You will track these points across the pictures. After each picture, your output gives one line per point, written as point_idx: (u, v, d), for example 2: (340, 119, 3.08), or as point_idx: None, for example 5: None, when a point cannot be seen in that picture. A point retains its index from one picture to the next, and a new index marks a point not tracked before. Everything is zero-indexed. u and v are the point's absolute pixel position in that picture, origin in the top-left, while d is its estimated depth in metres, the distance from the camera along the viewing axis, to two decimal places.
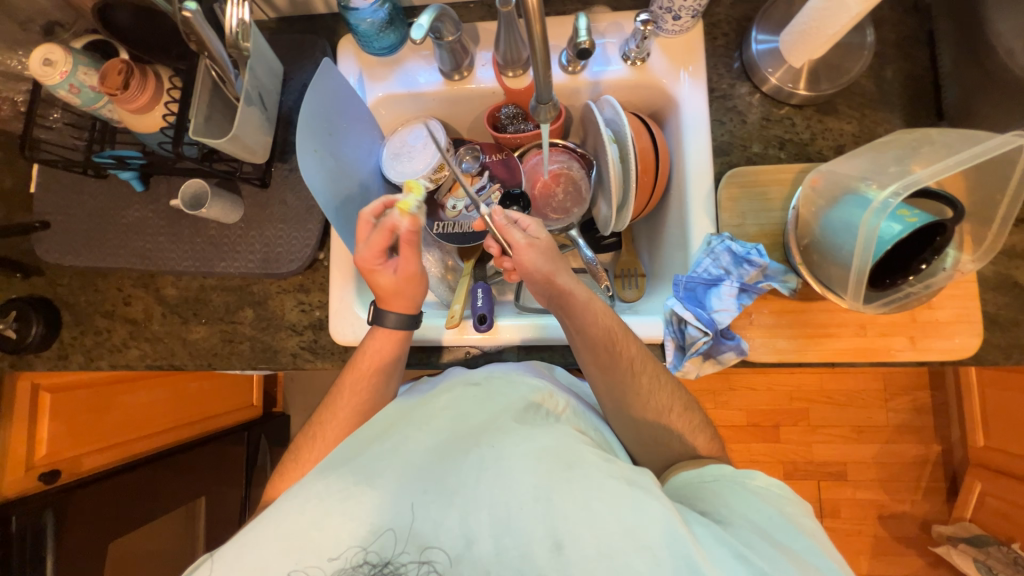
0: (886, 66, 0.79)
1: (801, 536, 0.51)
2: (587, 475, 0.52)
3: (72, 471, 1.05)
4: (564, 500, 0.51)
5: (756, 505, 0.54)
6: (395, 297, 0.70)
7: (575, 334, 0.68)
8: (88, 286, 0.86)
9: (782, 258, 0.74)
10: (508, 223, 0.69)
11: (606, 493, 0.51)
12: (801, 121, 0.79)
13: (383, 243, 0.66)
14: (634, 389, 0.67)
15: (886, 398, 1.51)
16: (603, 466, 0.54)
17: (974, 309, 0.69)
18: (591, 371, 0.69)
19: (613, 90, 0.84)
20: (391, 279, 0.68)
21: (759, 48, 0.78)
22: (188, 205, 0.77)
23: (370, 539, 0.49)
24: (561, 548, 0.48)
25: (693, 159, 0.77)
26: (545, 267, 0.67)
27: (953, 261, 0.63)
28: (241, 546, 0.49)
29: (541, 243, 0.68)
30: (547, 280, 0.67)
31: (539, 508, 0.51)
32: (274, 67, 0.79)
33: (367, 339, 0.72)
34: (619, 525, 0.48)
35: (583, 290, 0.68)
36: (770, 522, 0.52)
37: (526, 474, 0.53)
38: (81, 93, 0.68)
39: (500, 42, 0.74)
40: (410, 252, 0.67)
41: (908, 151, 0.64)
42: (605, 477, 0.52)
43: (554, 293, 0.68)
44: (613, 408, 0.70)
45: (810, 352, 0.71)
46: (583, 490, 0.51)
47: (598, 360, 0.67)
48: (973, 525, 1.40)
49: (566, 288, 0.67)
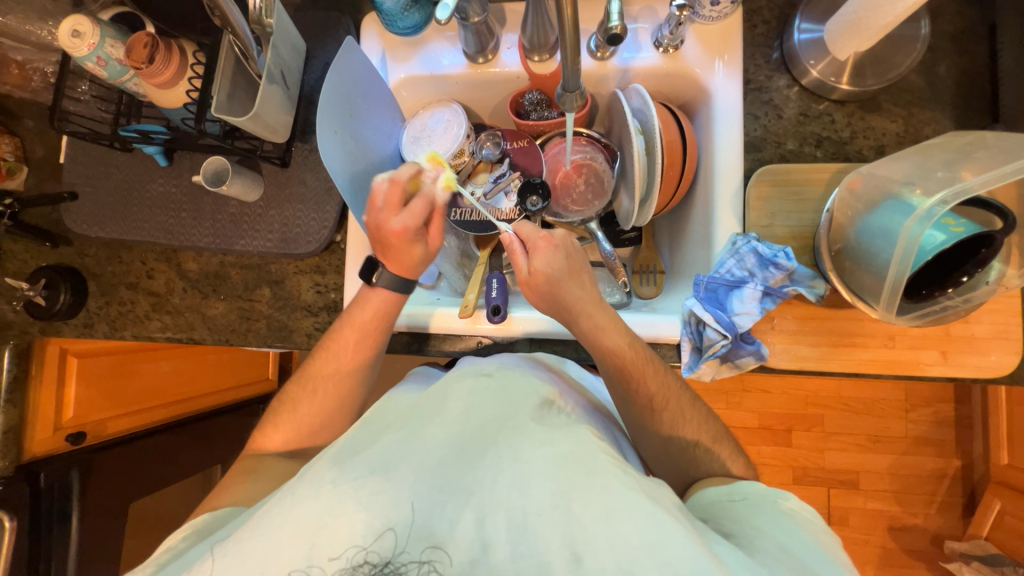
0: (939, 62, 0.73)
1: (830, 562, 0.50)
2: (606, 485, 0.52)
3: (97, 433, 1.09)
4: (584, 508, 0.50)
5: (783, 528, 0.54)
6: (404, 260, 0.71)
7: (599, 363, 0.69)
8: (113, 257, 0.88)
9: (811, 263, 0.71)
10: (517, 246, 0.71)
11: (625, 505, 0.50)
12: (842, 118, 0.75)
13: (421, 215, 0.68)
14: (647, 392, 0.68)
15: (906, 408, 1.46)
16: (622, 477, 0.53)
17: (1016, 326, 0.66)
18: (616, 387, 0.69)
19: (643, 79, 0.81)
20: (419, 248, 0.71)
21: (802, 38, 0.73)
22: (209, 181, 0.77)
23: (372, 540, 0.49)
24: (579, 560, 0.47)
25: (723, 155, 0.74)
26: (558, 296, 0.68)
27: (997, 275, 0.58)
28: (241, 549, 0.49)
29: (547, 275, 0.68)
30: (552, 304, 0.70)
31: (555, 516, 0.50)
32: (297, 45, 0.78)
33: (375, 309, 0.73)
34: (639, 537, 0.47)
35: (599, 317, 0.68)
36: (799, 546, 0.52)
37: (545, 480, 0.53)
38: (108, 66, 0.68)
39: (527, 25, 0.72)
40: (422, 207, 0.67)
41: (959, 156, 0.60)
42: (625, 489, 0.52)
43: (571, 319, 0.69)
44: (629, 407, 0.70)
45: (833, 361, 0.69)
46: (601, 499, 0.51)
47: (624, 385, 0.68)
48: (988, 544, 1.36)
49: (580, 314, 0.68)
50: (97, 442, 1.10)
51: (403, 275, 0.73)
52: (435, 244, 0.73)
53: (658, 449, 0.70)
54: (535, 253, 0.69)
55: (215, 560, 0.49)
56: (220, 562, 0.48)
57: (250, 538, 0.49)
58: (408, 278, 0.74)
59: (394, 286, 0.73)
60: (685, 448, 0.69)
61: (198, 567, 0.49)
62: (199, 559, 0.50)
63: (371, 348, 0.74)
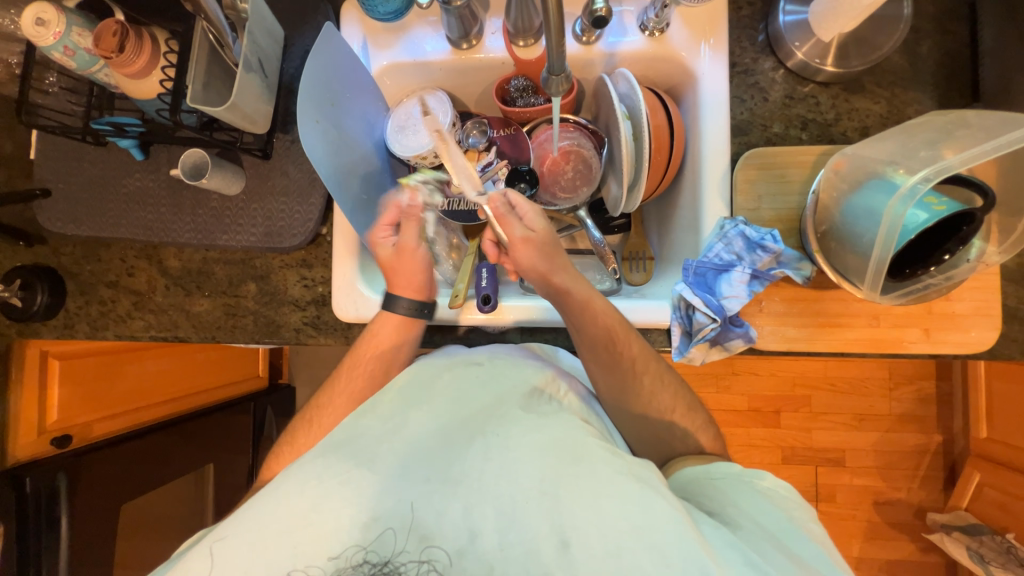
0: (921, 42, 0.74)
1: (807, 541, 0.51)
2: (594, 469, 0.53)
3: (84, 436, 1.06)
4: (571, 495, 0.51)
5: (761, 508, 0.55)
6: (417, 284, 0.75)
7: (575, 333, 0.69)
8: (92, 256, 0.85)
9: (797, 245, 0.71)
10: (505, 211, 0.72)
11: (611, 489, 0.51)
12: (826, 100, 0.75)
13: (392, 218, 0.79)
14: (627, 364, 0.68)
15: (890, 387, 1.50)
16: (610, 461, 0.54)
17: (995, 302, 0.67)
18: (592, 370, 0.70)
19: (629, 63, 0.80)
20: (389, 249, 0.76)
21: (787, 20, 0.73)
22: (188, 174, 0.76)
23: (367, 537, 0.49)
24: (568, 547, 0.48)
25: (710, 139, 0.74)
26: (540, 264, 0.69)
27: (978, 252, 0.60)
28: (234, 546, 0.48)
29: (536, 237, 0.70)
30: (541, 273, 0.69)
31: (544, 502, 0.51)
32: (275, 32, 0.76)
33: (377, 322, 0.74)
34: (627, 522, 0.49)
35: (582, 291, 0.68)
36: (778, 526, 0.53)
37: (534, 467, 0.54)
38: (76, 56, 0.66)
39: (511, 9, 0.71)
40: (412, 228, 0.77)
41: (941, 135, 0.61)
42: (611, 473, 0.53)
43: (552, 292, 0.70)
44: (605, 383, 0.70)
45: (820, 341, 0.70)
46: (590, 485, 0.52)
47: (598, 359, 0.68)
48: (968, 514, 1.41)
49: (561, 287, 0.68)
50: (87, 443, 1.07)
51: (418, 299, 0.74)
52: (409, 244, 0.76)
53: (649, 433, 0.71)
54: (527, 221, 0.72)
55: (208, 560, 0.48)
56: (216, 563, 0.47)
57: (243, 533, 0.49)
58: (422, 300, 0.75)
59: (410, 309, 0.74)
60: (675, 431, 0.70)
61: (190, 563, 0.48)
62: (190, 554, 0.49)
63: (365, 345, 0.73)
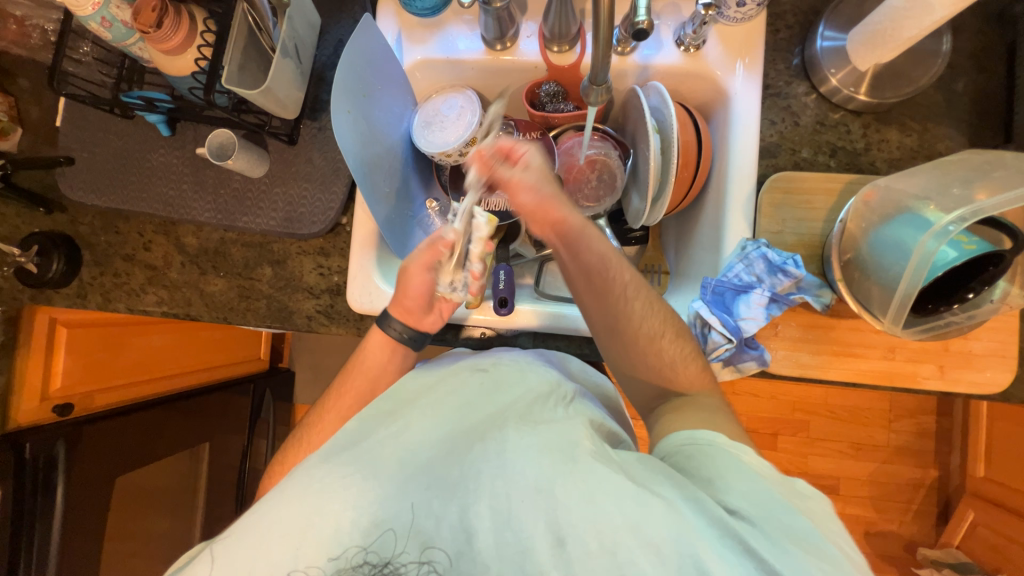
0: (957, 79, 0.74)
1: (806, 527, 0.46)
2: (591, 468, 0.51)
3: (84, 406, 1.06)
4: (565, 491, 0.50)
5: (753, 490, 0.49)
6: (414, 312, 0.71)
7: (570, 261, 0.65)
8: (110, 227, 0.85)
9: (818, 271, 0.71)
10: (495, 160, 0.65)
11: (610, 488, 0.49)
12: (858, 129, 0.75)
13: None
14: (619, 295, 0.63)
15: (889, 418, 1.50)
16: (606, 460, 0.53)
17: (1012, 344, 0.67)
18: (586, 303, 0.66)
19: (662, 76, 0.80)
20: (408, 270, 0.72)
21: (824, 45, 0.73)
22: (214, 155, 0.76)
23: (368, 540, 0.49)
24: (563, 544, 0.48)
25: (738, 158, 0.74)
26: (547, 196, 0.63)
27: (1002, 293, 0.59)
28: (237, 548, 0.49)
29: (538, 171, 0.64)
30: (543, 207, 0.63)
31: (540, 500, 0.50)
32: (311, 19, 0.77)
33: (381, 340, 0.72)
34: (622, 515, 0.47)
35: (579, 219, 0.64)
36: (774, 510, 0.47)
37: (529, 465, 0.53)
38: (113, 28, 0.66)
39: (550, 14, 0.72)
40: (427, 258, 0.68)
41: (977, 174, 0.60)
42: (609, 472, 0.51)
43: (552, 224, 0.64)
44: (597, 320, 0.65)
45: (833, 370, 0.70)
46: (584, 483, 0.50)
47: (592, 288, 0.64)
48: (959, 552, 1.41)
49: (560, 217, 0.63)
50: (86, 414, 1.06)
51: (409, 326, 0.72)
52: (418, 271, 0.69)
53: None
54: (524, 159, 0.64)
55: (211, 561, 0.48)
56: (218, 563, 0.48)
57: (247, 537, 0.49)
58: (414, 330, 0.72)
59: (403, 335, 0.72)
60: None
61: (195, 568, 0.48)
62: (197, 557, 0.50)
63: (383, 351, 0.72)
